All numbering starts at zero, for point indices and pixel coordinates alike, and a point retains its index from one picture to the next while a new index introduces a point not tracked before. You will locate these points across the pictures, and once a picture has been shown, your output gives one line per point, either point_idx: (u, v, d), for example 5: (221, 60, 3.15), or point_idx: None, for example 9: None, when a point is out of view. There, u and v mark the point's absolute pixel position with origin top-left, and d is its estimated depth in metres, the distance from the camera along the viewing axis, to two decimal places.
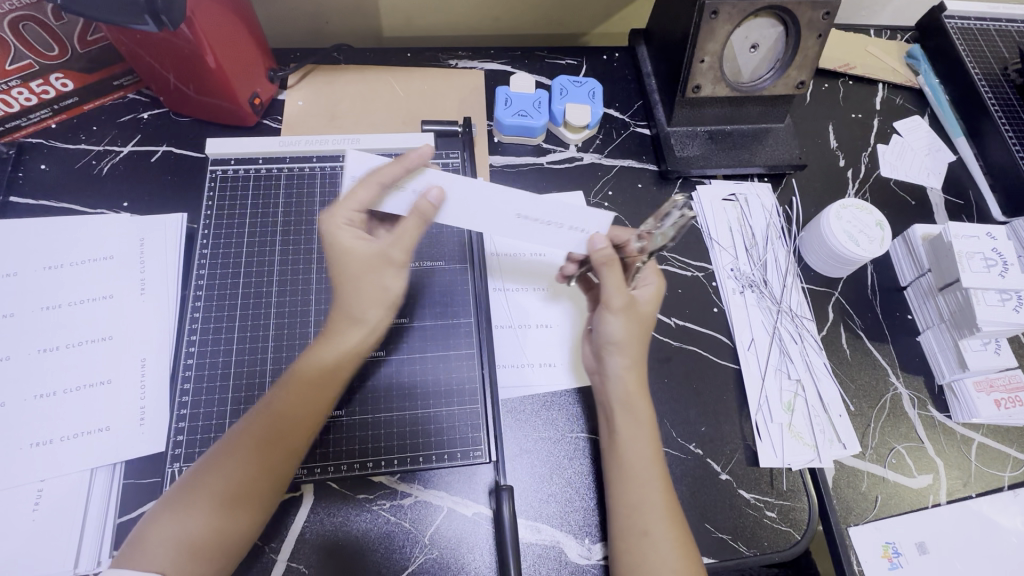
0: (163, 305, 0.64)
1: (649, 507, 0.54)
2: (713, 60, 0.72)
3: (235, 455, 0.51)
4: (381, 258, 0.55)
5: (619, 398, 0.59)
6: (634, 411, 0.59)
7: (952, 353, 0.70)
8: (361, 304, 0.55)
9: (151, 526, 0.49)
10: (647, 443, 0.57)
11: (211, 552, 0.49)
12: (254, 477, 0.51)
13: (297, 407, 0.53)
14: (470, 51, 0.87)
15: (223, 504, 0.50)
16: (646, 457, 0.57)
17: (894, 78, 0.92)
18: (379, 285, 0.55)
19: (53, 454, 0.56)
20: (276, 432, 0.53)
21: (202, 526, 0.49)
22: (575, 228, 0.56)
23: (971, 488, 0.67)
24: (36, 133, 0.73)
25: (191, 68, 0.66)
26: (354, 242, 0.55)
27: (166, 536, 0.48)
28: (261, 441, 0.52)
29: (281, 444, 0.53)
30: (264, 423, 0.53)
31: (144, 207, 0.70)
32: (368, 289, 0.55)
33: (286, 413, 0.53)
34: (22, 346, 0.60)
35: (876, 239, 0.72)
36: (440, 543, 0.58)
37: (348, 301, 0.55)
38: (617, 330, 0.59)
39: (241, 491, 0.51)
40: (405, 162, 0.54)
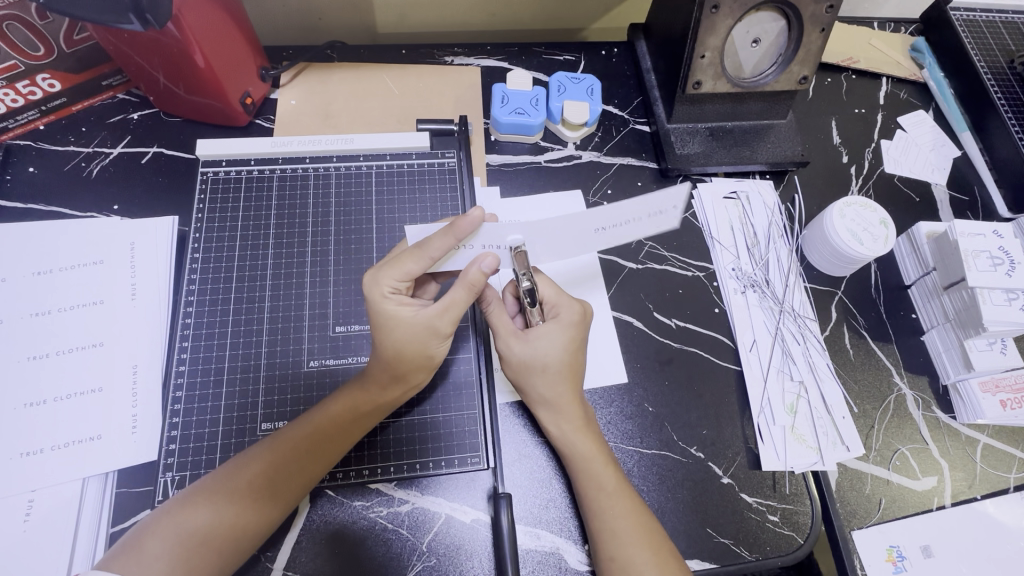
0: (154, 310, 0.63)
1: (622, 538, 0.53)
2: (713, 55, 0.70)
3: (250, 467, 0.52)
4: (431, 329, 0.54)
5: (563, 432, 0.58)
6: (576, 447, 0.57)
7: (957, 352, 0.69)
8: (407, 367, 0.55)
9: (161, 520, 0.49)
10: (604, 475, 0.56)
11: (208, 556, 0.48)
12: (271, 483, 0.51)
13: (324, 423, 0.54)
14: (466, 47, 0.85)
15: (233, 506, 0.50)
16: (608, 490, 0.55)
17: (898, 71, 0.91)
18: (424, 353, 0.55)
19: (44, 464, 0.55)
20: (300, 443, 0.53)
21: (210, 524, 0.49)
22: (655, 213, 0.51)
23: (976, 490, 0.66)
24: (22, 135, 0.71)
25: (180, 67, 0.64)
26: (405, 315, 0.54)
27: (174, 531, 0.48)
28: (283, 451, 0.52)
29: (304, 457, 0.53)
30: (291, 433, 0.54)
31: (134, 210, 0.69)
32: (414, 356, 0.55)
33: (311, 426, 0.54)
34: (9, 354, 0.58)
35: (880, 238, 0.70)
36: (438, 551, 0.57)
37: (392, 360, 0.54)
38: (552, 341, 0.58)
39: (253, 494, 0.51)
40: (456, 232, 0.51)
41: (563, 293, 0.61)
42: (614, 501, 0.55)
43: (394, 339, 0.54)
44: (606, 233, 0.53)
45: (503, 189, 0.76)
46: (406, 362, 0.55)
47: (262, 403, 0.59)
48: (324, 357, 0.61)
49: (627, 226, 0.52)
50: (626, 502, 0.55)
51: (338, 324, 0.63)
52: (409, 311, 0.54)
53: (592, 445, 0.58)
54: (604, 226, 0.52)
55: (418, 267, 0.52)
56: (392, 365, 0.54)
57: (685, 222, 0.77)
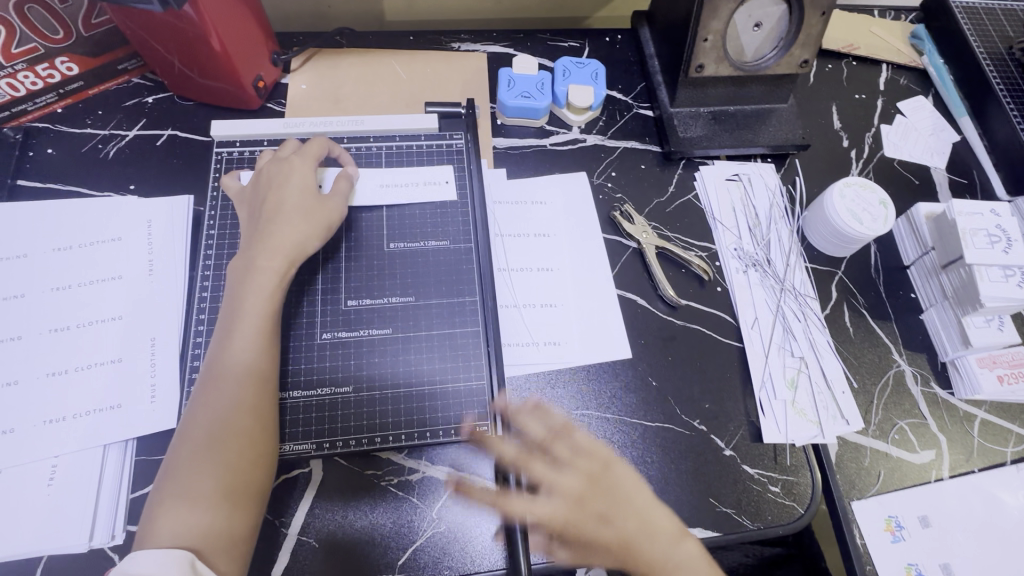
0: (171, 285, 0.64)
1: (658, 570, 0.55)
2: (716, 39, 0.71)
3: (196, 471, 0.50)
4: (316, 200, 0.63)
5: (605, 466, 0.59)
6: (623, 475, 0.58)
7: (955, 329, 0.70)
8: (285, 231, 0.61)
9: (154, 516, 0.49)
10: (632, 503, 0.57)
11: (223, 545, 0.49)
12: (230, 446, 0.51)
13: (239, 364, 0.55)
14: (473, 34, 0.87)
15: (214, 480, 0.50)
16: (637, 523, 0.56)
17: (898, 58, 0.92)
18: (291, 217, 0.61)
19: (66, 431, 0.56)
20: (221, 417, 0.52)
21: (198, 500, 0.49)
22: (428, 181, 0.72)
23: (974, 464, 0.67)
24: (42, 118, 0.73)
25: (195, 50, 0.66)
26: (281, 183, 0.63)
27: (169, 521, 0.49)
28: (219, 415, 0.52)
29: (238, 405, 0.53)
30: (211, 393, 0.54)
31: (150, 190, 0.70)
32: (285, 215, 0.61)
33: (227, 376, 0.54)
34: (33, 327, 0.60)
35: (879, 217, 0.72)
36: (448, 518, 0.59)
37: (270, 230, 0.60)
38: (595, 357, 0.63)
39: (219, 462, 0.51)
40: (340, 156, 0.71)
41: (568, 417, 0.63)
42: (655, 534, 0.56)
43: (276, 206, 0.62)
44: (387, 190, 0.71)
45: (510, 171, 0.77)
46: (292, 220, 0.61)
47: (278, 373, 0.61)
48: (336, 330, 0.63)
49: (405, 188, 0.71)
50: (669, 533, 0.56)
51: (350, 298, 0.65)
52: (283, 182, 0.63)
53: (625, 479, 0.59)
54: (387, 182, 0.71)
55: (297, 170, 0.64)
56: (279, 226, 0.60)
57: (688, 203, 0.78)
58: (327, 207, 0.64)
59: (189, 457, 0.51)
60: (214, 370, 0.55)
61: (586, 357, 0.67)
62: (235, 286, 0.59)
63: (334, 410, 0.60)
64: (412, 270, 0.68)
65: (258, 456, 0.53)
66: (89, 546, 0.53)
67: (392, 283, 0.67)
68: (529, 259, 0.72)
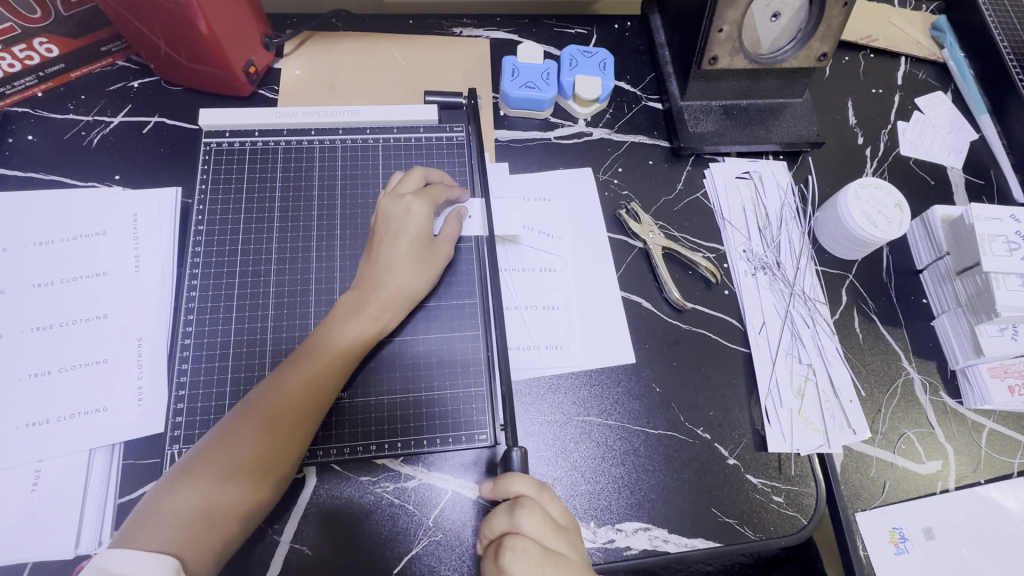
0: (159, 282, 0.62)
1: None
2: (732, 29, 0.68)
3: (221, 451, 0.51)
4: (429, 243, 0.62)
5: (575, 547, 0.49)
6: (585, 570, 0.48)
7: (967, 338, 0.68)
8: (399, 274, 0.59)
9: (159, 502, 0.48)
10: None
11: (203, 538, 0.48)
12: (255, 458, 0.51)
13: (307, 389, 0.54)
14: (475, 19, 0.83)
15: (225, 482, 0.49)
16: None
17: (917, 51, 0.89)
18: (407, 268, 0.60)
19: (50, 434, 0.55)
20: (272, 414, 0.52)
21: (204, 497, 0.48)
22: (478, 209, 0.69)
23: (980, 475, 0.66)
24: (21, 102, 0.69)
25: (183, 33, 0.62)
26: (402, 220, 0.61)
27: (170, 510, 0.48)
28: (265, 411, 0.52)
29: (282, 424, 0.52)
30: (266, 400, 0.53)
31: (136, 180, 0.67)
32: (399, 260, 0.59)
33: (290, 395, 0.53)
34: (14, 324, 0.58)
35: (894, 221, 0.69)
36: (444, 526, 0.57)
37: (375, 275, 0.59)
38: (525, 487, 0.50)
39: (241, 471, 0.50)
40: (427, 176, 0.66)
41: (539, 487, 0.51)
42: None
43: (390, 248, 0.60)
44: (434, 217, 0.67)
45: (512, 165, 0.74)
46: (401, 268, 0.59)
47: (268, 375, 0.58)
48: None
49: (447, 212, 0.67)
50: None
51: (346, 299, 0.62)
52: (402, 221, 0.60)
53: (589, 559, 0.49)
54: None
55: (420, 203, 0.61)
56: (388, 272, 0.59)
57: (697, 202, 0.75)
58: (439, 251, 0.62)
59: (225, 441, 0.51)
60: (282, 381, 0.54)
61: (589, 362, 0.65)
62: (334, 314, 0.58)
63: (330, 416, 0.59)
64: None
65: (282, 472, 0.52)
66: (75, 553, 0.52)
67: None
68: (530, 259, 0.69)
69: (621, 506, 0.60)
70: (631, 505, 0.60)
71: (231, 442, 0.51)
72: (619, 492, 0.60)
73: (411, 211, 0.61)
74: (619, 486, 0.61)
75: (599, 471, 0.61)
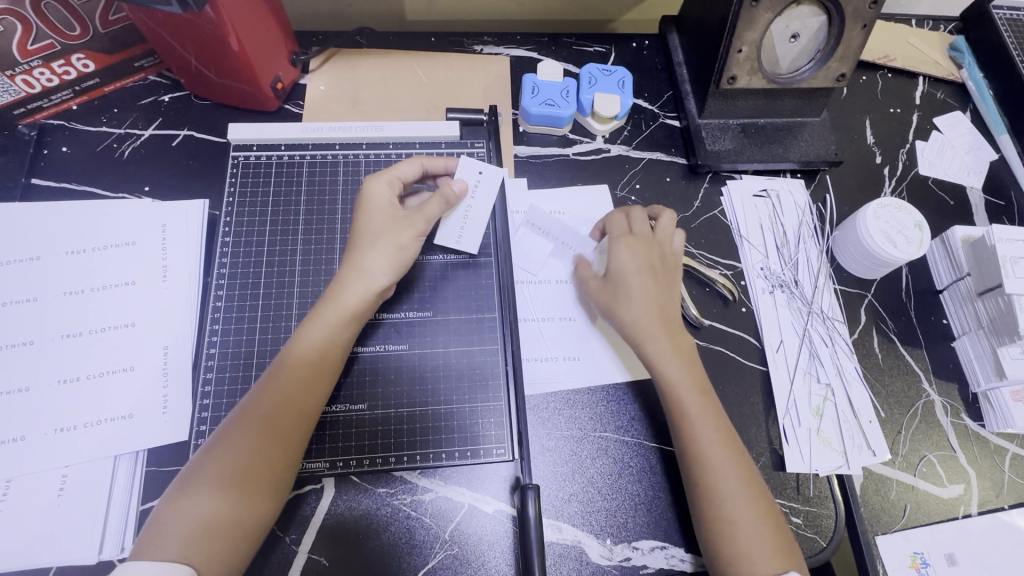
0: (185, 291, 0.63)
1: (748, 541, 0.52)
2: (751, 50, 0.69)
3: (214, 460, 0.50)
4: (404, 218, 0.61)
5: (672, 378, 0.59)
6: (689, 409, 0.58)
7: (989, 361, 0.67)
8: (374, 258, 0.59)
9: (161, 518, 0.48)
10: (709, 433, 0.57)
11: (215, 542, 0.47)
12: (250, 459, 0.50)
13: (295, 380, 0.54)
14: (496, 37, 0.84)
15: (227, 487, 0.49)
16: (718, 475, 0.55)
17: (935, 71, 0.89)
18: (383, 250, 0.59)
19: (77, 439, 0.56)
20: (263, 413, 0.52)
21: (205, 508, 0.48)
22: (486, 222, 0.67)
23: (1004, 500, 0.65)
24: (57, 115, 0.72)
25: (215, 50, 0.64)
26: (372, 204, 0.61)
27: (176, 525, 0.47)
28: (257, 409, 0.52)
29: (273, 421, 0.52)
30: (257, 401, 0.53)
31: (165, 192, 0.69)
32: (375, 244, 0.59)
33: (279, 390, 0.53)
34: (46, 332, 0.59)
35: (914, 241, 0.69)
36: (460, 540, 0.57)
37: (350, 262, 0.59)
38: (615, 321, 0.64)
39: (239, 473, 0.49)
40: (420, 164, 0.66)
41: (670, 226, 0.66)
42: (730, 459, 0.56)
43: (364, 233, 0.60)
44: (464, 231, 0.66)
45: (531, 181, 0.75)
46: (375, 251, 0.59)
47: None
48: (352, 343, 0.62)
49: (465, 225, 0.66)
50: (731, 457, 0.56)
51: None
52: (372, 205, 0.61)
53: (705, 405, 0.58)
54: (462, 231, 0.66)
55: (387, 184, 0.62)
56: (363, 259, 0.59)
57: (714, 219, 0.76)
58: (409, 218, 0.61)
59: (219, 447, 0.51)
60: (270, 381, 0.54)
61: (606, 377, 0.65)
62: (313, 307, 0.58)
63: (347, 427, 0.59)
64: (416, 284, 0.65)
65: (283, 468, 0.51)
66: (99, 559, 0.52)
67: (408, 296, 0.65)
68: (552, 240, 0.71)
69: (638, 523, 0.60)
70: (647, 522, 0.60)
71: (226, 447, 0.50)
72: (636, 510, 0.60)
73: (384, 196, 0.62)
74: (636, 504, 0.60)
75: (615, 488, 0.61)
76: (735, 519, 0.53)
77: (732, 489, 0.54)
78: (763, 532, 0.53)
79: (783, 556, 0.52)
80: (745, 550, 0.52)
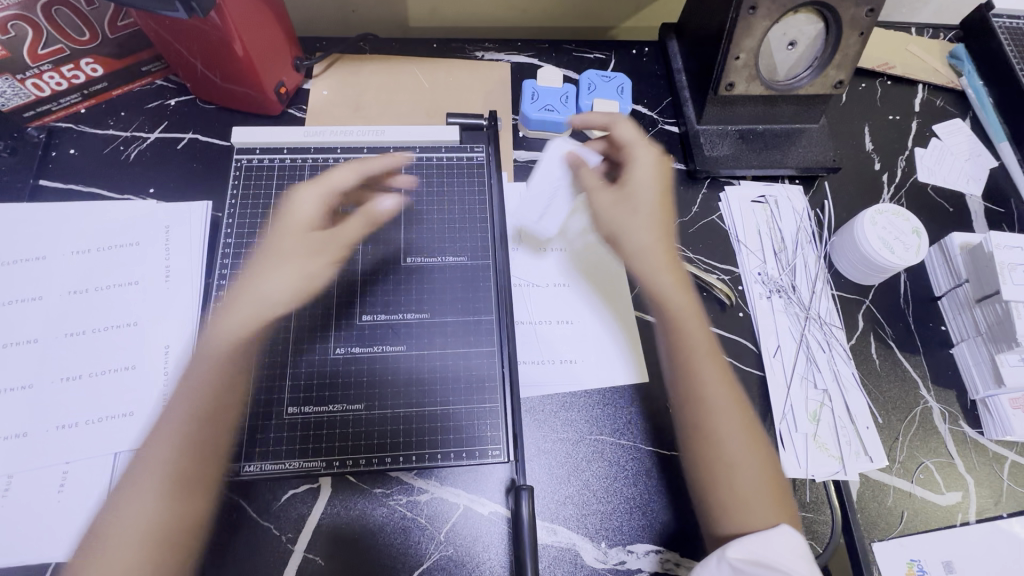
0: (188, 290, 0.64)
1: (750, 493, 0.58)
2: (748, 57, 0.70)
3: (148, 467, 0.56)
4: (321, 242, 0.66)
5: (692, 344, 0.67)
6: (694, 357, 0.66)
7: (987, 367, 0.67)
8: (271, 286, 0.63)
9: (100, 526, 0.53)
10: (720, 408, 0.63)
11: (162, 544, 0.53)
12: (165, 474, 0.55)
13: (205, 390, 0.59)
14: (497, 43, 0.86)
15: (159, 492, 0.55)
16: (723, 432, 0.61)
17: (935, 79, 0.89)
18: (272, 278, 0.64)
19: (78, 434, 0.57)
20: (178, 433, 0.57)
21: (136, 522, 0.53)
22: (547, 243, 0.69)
23: (1002, 508, 0.65)
24: (66, 117, 0.73)
25: (220, 55, 0.65)
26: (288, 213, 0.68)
27: (118, 536, 0.52)
28: (163, 426, 0.57)
29: (209, 422, 0.57)
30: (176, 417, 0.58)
31: (169, 194, 0.70)
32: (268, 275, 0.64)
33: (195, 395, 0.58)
34: (50, 330, 0.60)
35: (911, 247, 0.69)
36: (455, 541, 0.58)
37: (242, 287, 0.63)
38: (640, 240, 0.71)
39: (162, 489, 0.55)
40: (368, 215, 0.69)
41: (644, 139, 0.76)
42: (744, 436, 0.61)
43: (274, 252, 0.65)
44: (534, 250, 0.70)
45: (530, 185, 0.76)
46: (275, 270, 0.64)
47: (288, 387, 0.60)
48: (349, 345, 0.62)
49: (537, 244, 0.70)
50: (740, 426, 0.62)
51: (365, 312, 0.64)
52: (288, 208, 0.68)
53: (707, 342, 0.67)
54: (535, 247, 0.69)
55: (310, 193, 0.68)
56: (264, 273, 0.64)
57: (712, 224, 0.76)
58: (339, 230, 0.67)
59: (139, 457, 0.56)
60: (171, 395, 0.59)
61: (603, 380, 0.66)
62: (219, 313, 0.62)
63: (345, 427, 0.59)
64: (414, 286, 0.66)
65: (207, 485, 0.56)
66: (97, 555, 0.53)
67: (407, 297, 0.65)
68: (540, 204, 0.74)
69: (634, 527, 0.60)
70: (642, 526, 0.60)
71: (147, 457, 0.56)
72: (631, 514, 0.60)
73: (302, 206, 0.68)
74: (631, 507, 0.60)
75: (611, 491, 0.61)
76: (732, 462, 0.60)
77: (738, 450, 0.60)
78: (761, 482, 0.59)
79: (779, 508, 0.58)
80: (745, 510, 0.57)
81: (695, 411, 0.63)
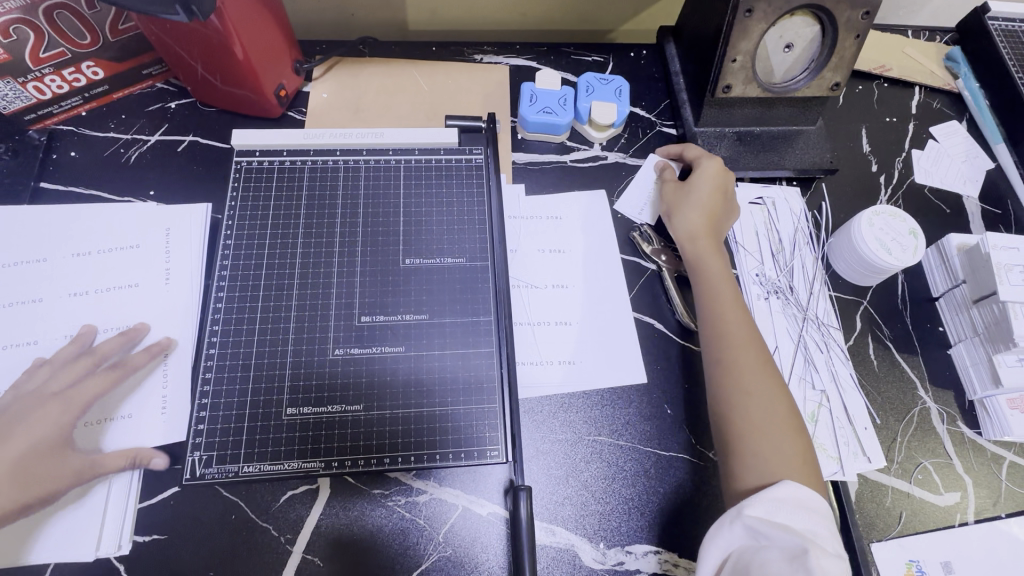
0: (187, 291, 0.65)
1: (774, 458, 0.56)
2: (745, 60, 0.70)
3: None
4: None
5: (714, 294, 0.65)
6: (730, 322, 0.63)
7: (985, 368, 0.67)
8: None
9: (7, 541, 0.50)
10: (745, 359, 0.61)
11: None
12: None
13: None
14: (496, 46, 0.86)
15: None
16: (754, 390, 0.59)
17: (931, 81, 0.90)
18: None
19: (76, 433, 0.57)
20: None
21: None
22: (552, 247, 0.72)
23: (1001, 508, 0.65)
24: (67, 120, 0.74)
25: (220, 58, 0.66)
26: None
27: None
28: None
29: None
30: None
31: (170, 196, 0.71)
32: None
33: None
34: (51, 326, 0.61)
35: (908, 247, 0.70)
36: (454, 542, 0.58)
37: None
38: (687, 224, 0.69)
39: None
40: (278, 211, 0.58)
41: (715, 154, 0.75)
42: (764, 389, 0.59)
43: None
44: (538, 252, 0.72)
45: (528, 187, 0.77)
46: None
47: (288, 389, 0.60)
48: (348, 346, 0.63)
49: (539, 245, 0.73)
50: (759, 371, 0.60)
51: (364, 314, 0.64)
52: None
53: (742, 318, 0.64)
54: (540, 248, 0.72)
55: None
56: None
57: None
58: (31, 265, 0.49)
59: None
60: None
61: (601, 380, 0.66)
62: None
63: (344, 428, 0.59)
64: (412, 288, 0.66)
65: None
66: (96, 555, 0.54)
67: (405, 298, 0.66)
68: (640, 196, 0.76)
69: (632, 527, 0.60)
70: (641, 527, 0.60)
71: None
72: (629, 514, 0.60)
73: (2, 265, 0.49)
74: (630, 508, 0.61)
75: (609, 491, 0.61)
76: (755, 421, 0.58)
77: (760, 391, 0.59)
78: (791, 447, 0.56)
79: (807, 470, 0.56)
80: (770, 456, 0.56)
81: (716, 360, 0.62)
